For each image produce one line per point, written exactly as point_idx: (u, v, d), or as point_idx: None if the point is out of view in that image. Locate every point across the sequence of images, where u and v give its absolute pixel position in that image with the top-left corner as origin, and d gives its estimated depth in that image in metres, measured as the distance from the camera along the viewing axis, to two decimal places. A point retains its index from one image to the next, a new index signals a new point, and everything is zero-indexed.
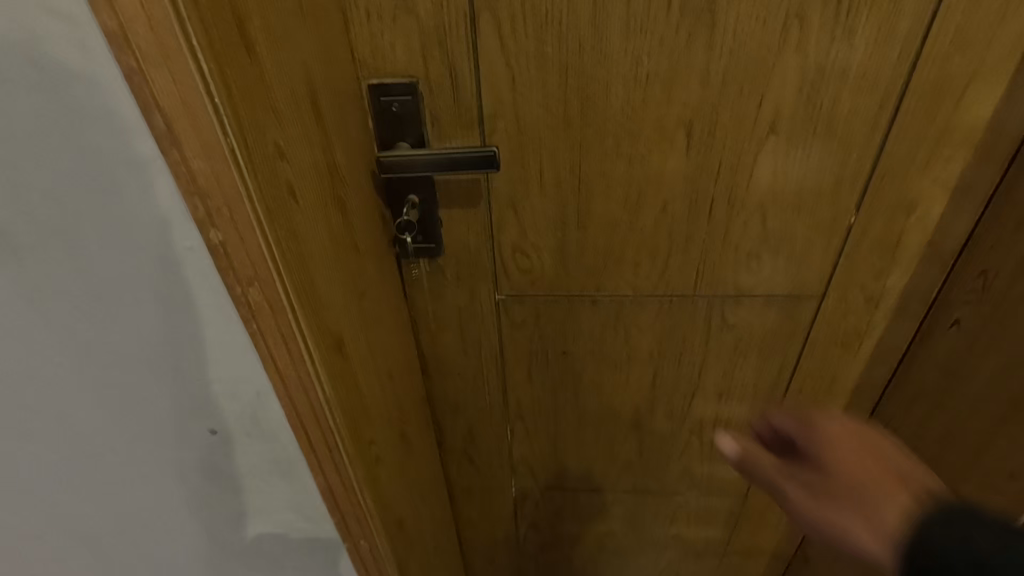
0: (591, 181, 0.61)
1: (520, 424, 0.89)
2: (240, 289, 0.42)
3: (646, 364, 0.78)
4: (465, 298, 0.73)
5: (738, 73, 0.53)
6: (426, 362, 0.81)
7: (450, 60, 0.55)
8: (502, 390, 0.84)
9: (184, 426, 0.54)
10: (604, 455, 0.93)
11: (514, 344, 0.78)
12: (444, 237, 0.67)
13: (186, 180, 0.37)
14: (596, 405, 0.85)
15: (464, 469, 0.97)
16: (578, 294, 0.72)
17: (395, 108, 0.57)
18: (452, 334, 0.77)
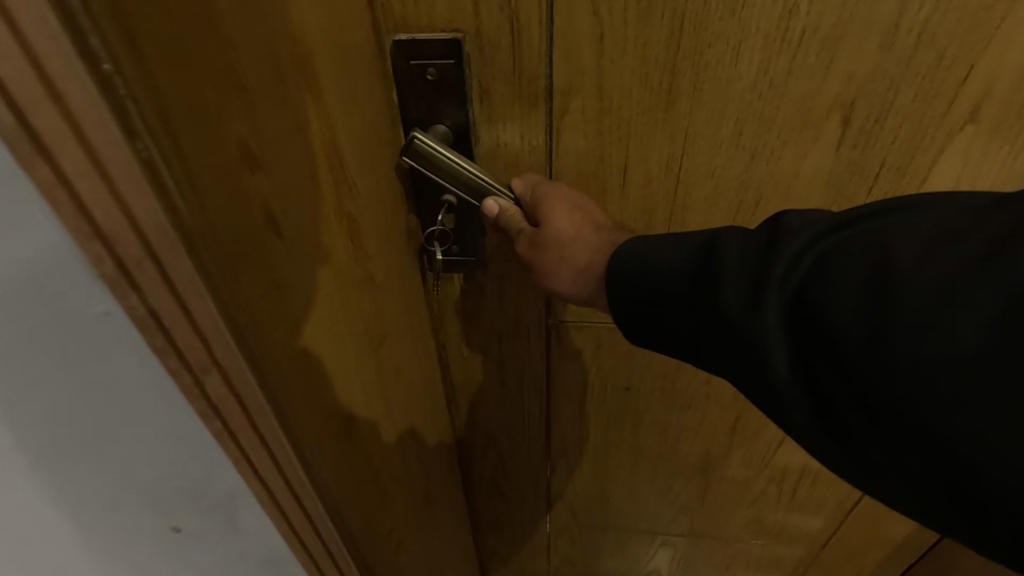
0: (693, 186, 0.45)
1: (563, 462, 0.75)
2: (191, 373, 0.27)
3: (727, 406, 0.63)
4: (508, 322, 0.58)
5: (942, 34, 0.35)
6: (454, 392, 0.67)
7: (512, 6, 0.38)
8: (544, 426, 0.70)
9: (131, 528, 0.38)
10: (658, 498, 0.79)
11: (564, 378, 0.63)
12: (486, 248, 0.52)
13: (72, 211, 0.21)
14: (658, 446, 0.71)
15: (492, 503, 0.84)
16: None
17: (429, 75, 0.41)
18: (489, 362, 0.62)
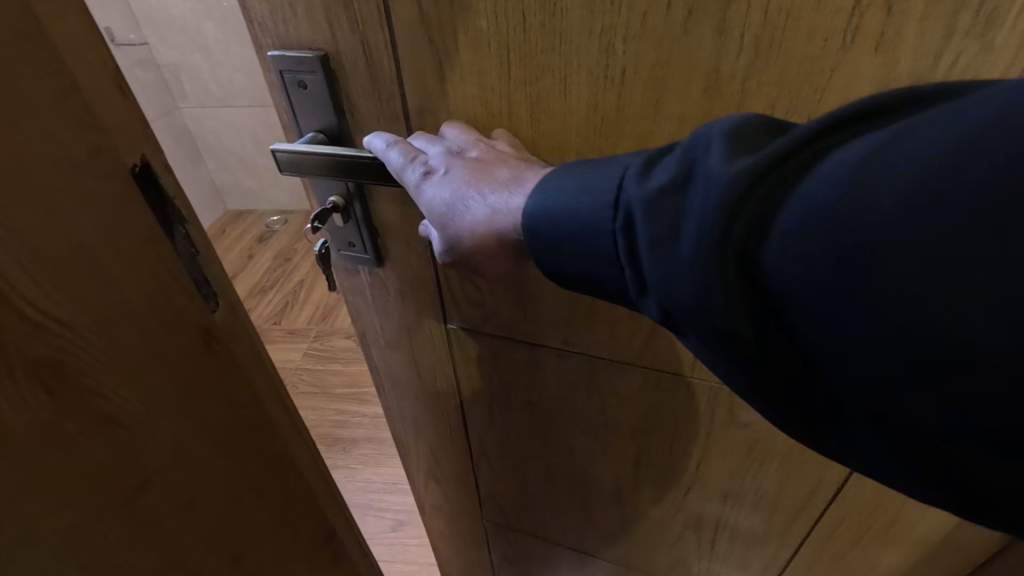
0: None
1: (488, 464, 0.77)
2: None
3: (629, 441, 0.62)
4: (411, 320, 0.61)
5: (770, 82, 0.33)
6: (380, 380, 0.72)
7: (361, 30, 0.40)
8: (461, 423, 0.72)
9: None
10: (584, 521, 0.78)
11: (472, 380, 0.65)
12: (380, 248, 0.55)
13: None
14: (568, 468, 0.70)
15: (428, 485, 0.88)
16: (546, 347, 0.57)
17: (303, 87, 0.44)
18: (401, 352, 0.66)
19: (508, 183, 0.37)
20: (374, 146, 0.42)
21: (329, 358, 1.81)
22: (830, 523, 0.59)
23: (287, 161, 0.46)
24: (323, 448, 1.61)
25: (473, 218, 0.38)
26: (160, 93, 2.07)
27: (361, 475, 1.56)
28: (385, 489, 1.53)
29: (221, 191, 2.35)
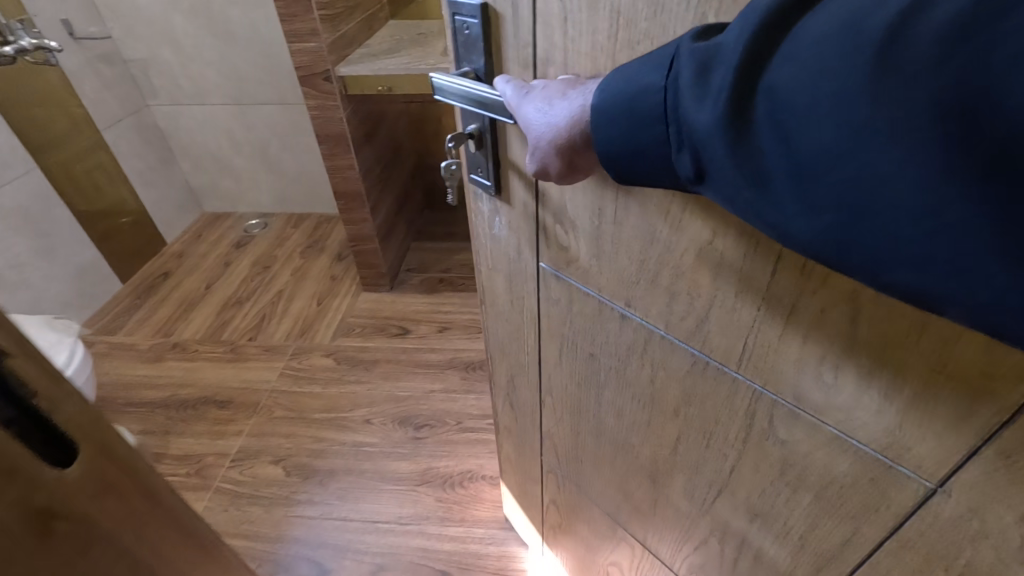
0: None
1: (551, 372, 0.87)
2: None
3: (669, 383, 0.68)
4: (519, 231, 0.75)
5: None
6: (491, 284, 0.89)
7: None
8: (539, 342, 0.86)
9: None
10: (623, 450, 0.83)
11: (549, 303, 0.78)
12: (496, 174, 0.72)
13: None
14: (619, 395, 0.77)
15: (507, 378, 1.02)
16: (609, 281, 0.66)
17: (467, 32, 0.60)
18: (505, 255, 0.81)
19: (580, 93, 0.48)
20: (498, 86, 0.56)
21: (307, 379, 1.82)
22: (835, 506, 0.58)
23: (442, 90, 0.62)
24: (299, 481, 1.51)
25: (561, 116, 0.49)
26: (129, 92, 2.34)
27: (337, 512, 1.43)
28: (364, 527, 1.40)
29: (196, 194, 2.74)
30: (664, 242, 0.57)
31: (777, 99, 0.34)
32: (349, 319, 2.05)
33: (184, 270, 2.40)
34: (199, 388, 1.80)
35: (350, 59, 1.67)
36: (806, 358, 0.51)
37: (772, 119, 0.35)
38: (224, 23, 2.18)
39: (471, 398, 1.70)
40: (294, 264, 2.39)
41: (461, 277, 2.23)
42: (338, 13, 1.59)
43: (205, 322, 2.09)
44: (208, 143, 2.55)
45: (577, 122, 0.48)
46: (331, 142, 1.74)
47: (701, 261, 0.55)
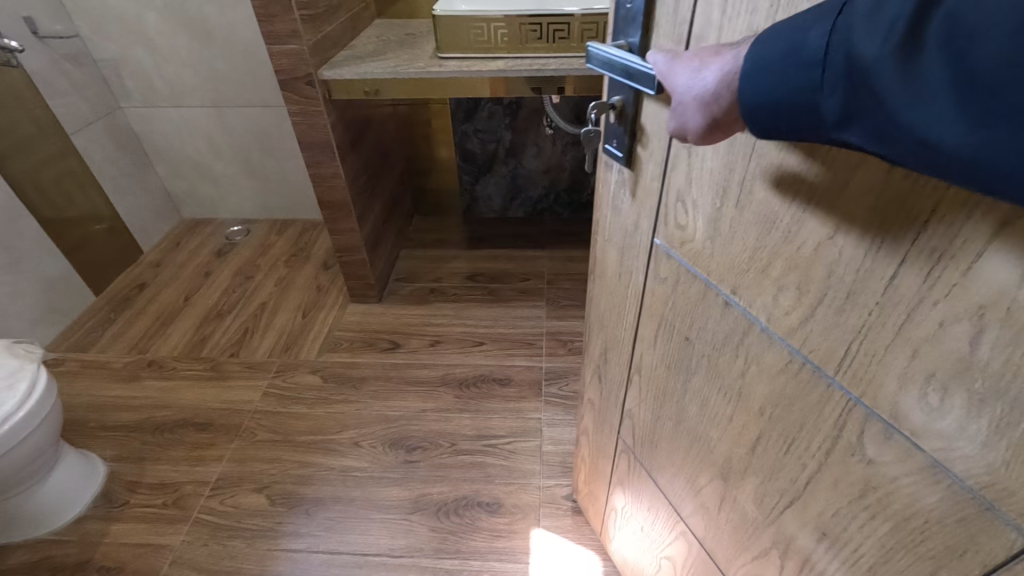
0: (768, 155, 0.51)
1: (643, 350, 0.85)
2: None
3: (758, 380, 0.62)
4: (637, 212, 0.73)
5: None
6: (602, 256, 0.87)
7: None
8: (637, 319, 0.83)
9: None
10: (700, 441, 0.78)
11: (655, 284, 0.75)
12: (631, 148, 0.69)
13: None
14: (707, 386, 0.72)
15: (601, 353, 1.01)
16: (719, 265, 0.62)
17: (628, 5, 0.57)
18: (620, 234, 0.80)
19: (731, 53, 0.44)
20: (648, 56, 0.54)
21: (294, 399, 1.72)
22: (915, 543, 0.49)
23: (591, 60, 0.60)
24: (284, 511, 1.42)
25: (708, 79, 0.45)
26: (101, 92, 2.22)
27: (325, 545, 1.35)
28: (353, 561, 1.32)
29: (175, 198, 2.63)
30: (784, 229, 0.52)
31: (959, 23, 0.29)
32: (336, 332, 1.96)
33: (162, 281, 2.30)
34: (176, 410, 1.70)
35: (334, 61, 1.57)
36: (911, 375, 0.45)
37: (951, 50, 0.29)
38: (200, 22, 2.06)
39: (466, 418, 1.63)
40: (278, 273, 2.30)
41: (453, 286, 2.15)
42: (319, 12, 1.50)
43: (182, 338, 1.98)
44: (186, 147, 2.43)
45: (723, 88, 0.44)
46: (314, 149, 1.64)
47: (820, 252, 0.49)
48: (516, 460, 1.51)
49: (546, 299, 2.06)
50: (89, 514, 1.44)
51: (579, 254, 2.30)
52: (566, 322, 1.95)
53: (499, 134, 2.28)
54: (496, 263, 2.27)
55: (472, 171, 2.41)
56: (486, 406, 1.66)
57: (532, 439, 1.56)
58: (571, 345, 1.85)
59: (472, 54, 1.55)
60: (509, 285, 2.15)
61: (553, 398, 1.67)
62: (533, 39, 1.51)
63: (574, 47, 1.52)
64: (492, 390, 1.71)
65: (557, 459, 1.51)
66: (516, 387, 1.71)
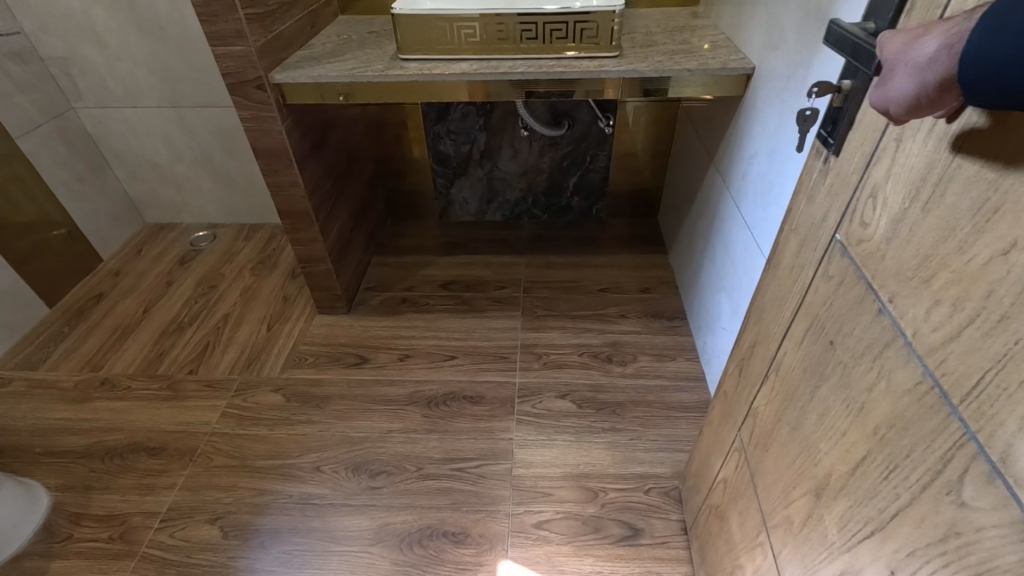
0: (970, 159, 0.46)
1: (787, 349, 0.78)
2: None
3: (884, 398, 0.56)
4: (825, 210, 0.68)
5: None
6: (782, 245, 0.80)
7: None
8: (792, 316, 0.77)
9: None
10: (807, 453, 0.71)
11: (820, 282, 0.69)
12: (840, 133, 0.65)
13: None
14: (831, 397, 0.66)
15: (744, 346, 0.95)
16: (887, 269, 0.56)
17: None
18: (798, 232, 0.75)
19: (957, 19, 0.42)
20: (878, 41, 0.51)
21: (253, 420, 1.63)
22: None
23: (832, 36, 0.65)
24: (237, 545, 1.34)
25: (920, 51, 0.44)
26: (51, 94, 2.11)
27: None
28: None
29: (138, 204, 2.52)
30: (962, 238, 0.47)
31: None
32: (302, 347, 1.88)
33: (119, 291, 2.19)
34: (128, 432, 1.61)
35: (288, 63, 1.47)
36: None
37: None
38: (152, 18, 1.95)
39: (433, 439, 1.55)
40: (243, 282, 2.19)
41: (425, 295, 2.06)
42: (270, 10, 1.40)
43: (140, 353, 1.88)
44: (145, 149, 2.31)
45: (940, 52, 0.42)
46: (270, 157, 1.54)
47: (988, 268, 0.44)
48: (484, 485, 1.44)
49: (522, 309, 1.99)
50: (28, 551, 1.35)
51: (557, 260, 2.22)
52: (542, 333, 1.87)
53: (473, 135, 2.18)
54: (472, 270, 2.19)
55: (446, 175, 2.32)
56: (455, 426, 1.58)
57: (502, 462, 1.49)
58: (546, 359, 1.78)
59: (436, 54, 1.45)
60: (483, 293, 2.07)
61: (526, 416, 1.60)
62: (500, 39, 1.42)
63: (545, 47, 1.42)
64: (462, 409, 1.63)
65: (528, 484, 1.44)
66: (487, 405, 1.64)
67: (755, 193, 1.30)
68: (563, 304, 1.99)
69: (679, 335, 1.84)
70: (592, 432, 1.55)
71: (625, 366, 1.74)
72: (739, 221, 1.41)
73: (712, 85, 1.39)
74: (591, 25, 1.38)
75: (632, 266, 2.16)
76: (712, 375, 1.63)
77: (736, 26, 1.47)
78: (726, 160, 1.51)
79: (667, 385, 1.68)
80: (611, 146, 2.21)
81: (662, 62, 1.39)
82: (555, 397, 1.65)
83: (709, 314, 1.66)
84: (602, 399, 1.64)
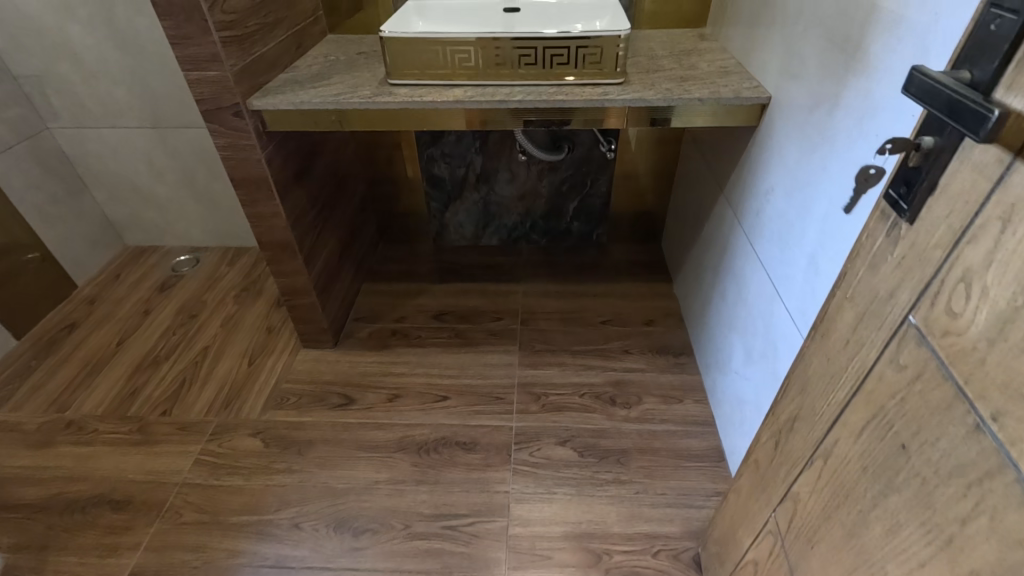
0: None
1: (840, 438, 0.68)
2: None
3: (988, 538, 0.46)
4: (892, 284, 0.59)
5: None
6: (834, 313, 0.71)
7: None
8: (847, 399, 0.67)
9: None
10: (870, 568, 0.61)
11: (887, 369, 0.59)
12: (919, 201, 0.55)
13: None
14: (904, 512, 0.56)
15: (782, 417, 0.85)
16: (988, 377, 0.47)
17: (994, 26, 0.47)
18: (854, 306, 0.66)
19: None
20: None
21: (228, 469, 1.51)
22: None
23: (915, 87, 0.52)
24: None
25: None
26: (24, 114, 2.00)
27: None
28: None
29: (118, 226, 2.41)
30: None
31: None
32: (284, 385, 1.76)
33: (94, 321, 2.07)
34: (93, 482, 1.49)
35: (268, 87, 1.37)
36: None
37: None
38: (131, 36, 1.85)
39: (423, 492, 1.44)
40: (225, 311, 2.08)
41: (417, 328, 1.95)
42: (248, 32, 1.30)
43: (112, 392, 1.76)
44: (125, 170, 2.20)
45: None
46: (249, 187, 1.44)
47: None
48: (478, 546, 1.32)
49: (519, 343, 1.87)
50: None
51: (557, 288, 2.11)
52: (540, 371, 1.76)
53: (469, 158, 2.08)
54: (467, 299, 2.08)
55: (440, 198, 2.22)
56: (446, 476, 1.47)
57: (497, 520, 1.37)
58: (545, 401, 1.66)
59: (429, 80, 1.35)
60: (478, 325, 1.95)
61: (522, 466, 1.48)
62: (497, 64, 1.32)
63: (545, 73, 1.33)
64: (455, 456, 1.52)
65: (525, 545, 1.32)
66: (482, 453, 1.52)
67: (771, 231, 1.21)
68: (562, 338, 1.88)
69: (685, 373, 1.73)
70: (594, 484, 1.44)
71: (629, 409, 1.62)
72: (752, 259, 1.32)
73: (725, 115, 1.30)
74: (595, 50, 1.28)
75: (636, 295, 2.06)
76: (723, 421, 1.51)
77: (747, 50, 1.38)
78: (738, 194, 1.41)
79: (675, 430, 1.56)
80: (613, 170, 2.11)
81: (671, 89, 1.30)
82: (555, 444, 1.54)
83: (718, 353, 1.56)
84: (605, 445, 1.53)
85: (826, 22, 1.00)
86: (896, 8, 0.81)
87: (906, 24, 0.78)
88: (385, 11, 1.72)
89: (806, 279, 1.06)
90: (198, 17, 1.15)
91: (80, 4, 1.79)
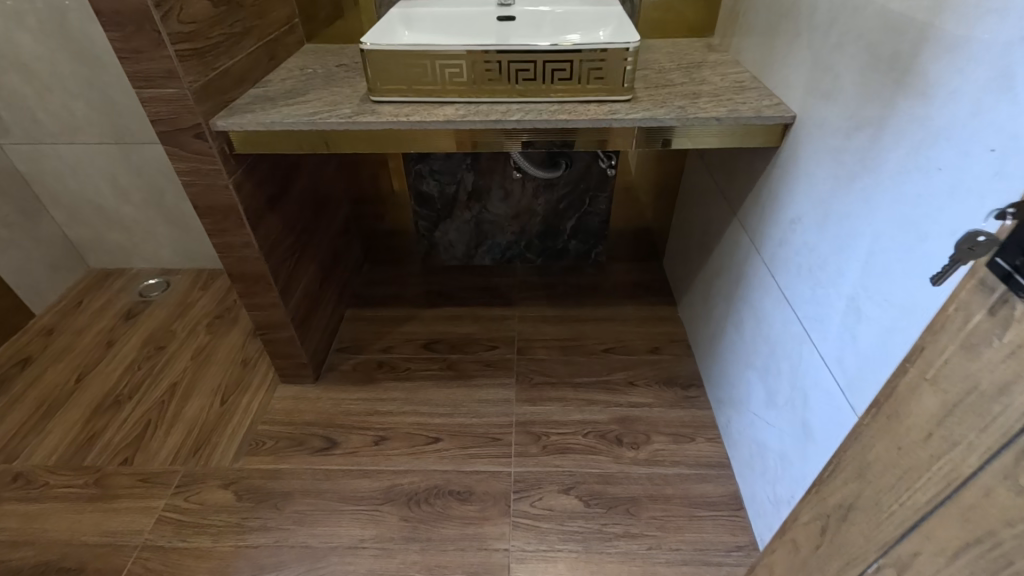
0: None
1: (922, 552, 0.55)
2: None
3: None
4: (999, 378, 0.46)
5: None
6: (904, 394, 0.58)
7: None
8: (930, 506, 0.54)
9: None
10: None
11: (999, 486, 0.47)
12: None
13: None
14: None
15: (829, 501, 0.72)
16: None
17: None
18: (938, 393, 0.53)
19: None
20: None
21: (195, 528, 1.36)
22: None
23: None
24: None
25: None
26: None
27: None
28: None
29: (80, 248, 2.23)
30: None
31: None
32: (259, 427, 1.60)
33: (50, 355, 1.89)
34: (40, 547, 1.32)
35: (235, 105, 1.23)
36: None
37: None
38: (88, 44, 1.70)
39: (414, 551, 1.30)
40: (196, 342, 1.92)
41: (406, 359, 1.81)
42: (211, 44, 1.15)
43: (66, 438, 1.59)
44: (86, 189, 2.04)
45: None
46: (216, 216, 1.29)
47: None
48: None
49: (516, 375, 1.74)
50: None
51: (555, 313, 1.98)
52: (539, 407, 1.63)
53: (460, 175, 1.95)
54: (459, 326, 1.94)
55: (429, 217, 2.08)
56: (439, 532, 1.33)
57: None
58: (546, 442, 1.53)
59: (415, 97, 1.22)
60: (472, 355, 1.82)
61: (523, 519, 1.35)
62: (492, 80, 1.19)
63: (545, 89, 1.20)
64: (449, 508, 1.38)
65: None
66: (478, 504, 1.38)
67: (800, 266, 1.09)
68: (563, 369, 1.75)
69: (696, 408, 1.61)
70: (602, 539, 1.31)
71: (637, 450, 1.50)
72: (774, 293, 1.20)
73: (744, 136, 1.18)
74: (601, 64, 1.16)
75: (638, 319, 1.94)
76: (740, 464, 1.40)
77: (764, 64, 1.26)
78: (756, 220, 1.30)
79: (688, 474, 1.44)
80: (613, 187, 1.99)
81: (684, 107, 1.18)
82: (558, 492, 1.41)
83: (733, 389, 1.45)
84: (613, 493, 1.40)
85: (867, 37, 0.88)
86: (964, 25, 0.69)
87: (977, 44, 0.67)
88: (367, 20, 1.58)
89: (845, 324, 0.94)
90: (149, 27, 1.00)
91: (31, 11, 1.63)
